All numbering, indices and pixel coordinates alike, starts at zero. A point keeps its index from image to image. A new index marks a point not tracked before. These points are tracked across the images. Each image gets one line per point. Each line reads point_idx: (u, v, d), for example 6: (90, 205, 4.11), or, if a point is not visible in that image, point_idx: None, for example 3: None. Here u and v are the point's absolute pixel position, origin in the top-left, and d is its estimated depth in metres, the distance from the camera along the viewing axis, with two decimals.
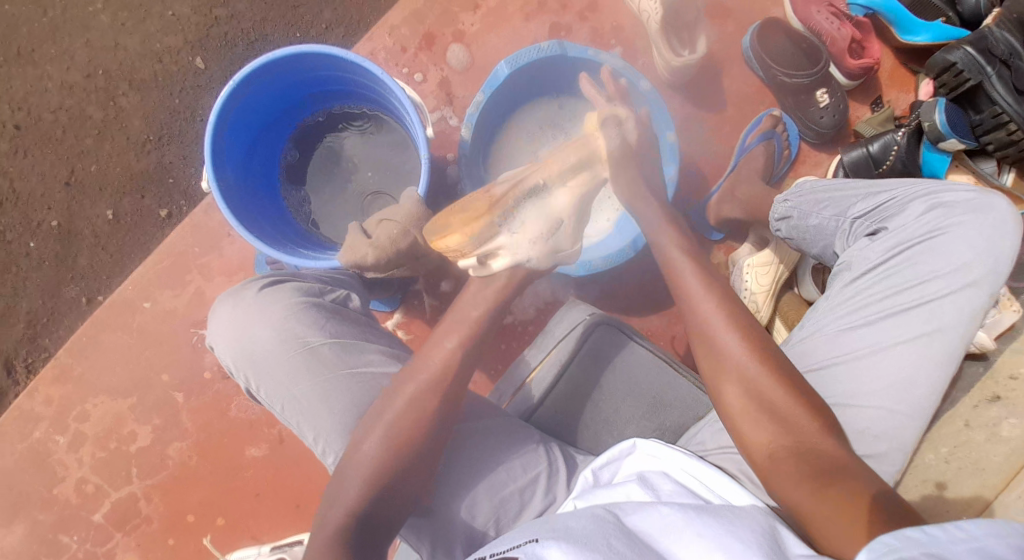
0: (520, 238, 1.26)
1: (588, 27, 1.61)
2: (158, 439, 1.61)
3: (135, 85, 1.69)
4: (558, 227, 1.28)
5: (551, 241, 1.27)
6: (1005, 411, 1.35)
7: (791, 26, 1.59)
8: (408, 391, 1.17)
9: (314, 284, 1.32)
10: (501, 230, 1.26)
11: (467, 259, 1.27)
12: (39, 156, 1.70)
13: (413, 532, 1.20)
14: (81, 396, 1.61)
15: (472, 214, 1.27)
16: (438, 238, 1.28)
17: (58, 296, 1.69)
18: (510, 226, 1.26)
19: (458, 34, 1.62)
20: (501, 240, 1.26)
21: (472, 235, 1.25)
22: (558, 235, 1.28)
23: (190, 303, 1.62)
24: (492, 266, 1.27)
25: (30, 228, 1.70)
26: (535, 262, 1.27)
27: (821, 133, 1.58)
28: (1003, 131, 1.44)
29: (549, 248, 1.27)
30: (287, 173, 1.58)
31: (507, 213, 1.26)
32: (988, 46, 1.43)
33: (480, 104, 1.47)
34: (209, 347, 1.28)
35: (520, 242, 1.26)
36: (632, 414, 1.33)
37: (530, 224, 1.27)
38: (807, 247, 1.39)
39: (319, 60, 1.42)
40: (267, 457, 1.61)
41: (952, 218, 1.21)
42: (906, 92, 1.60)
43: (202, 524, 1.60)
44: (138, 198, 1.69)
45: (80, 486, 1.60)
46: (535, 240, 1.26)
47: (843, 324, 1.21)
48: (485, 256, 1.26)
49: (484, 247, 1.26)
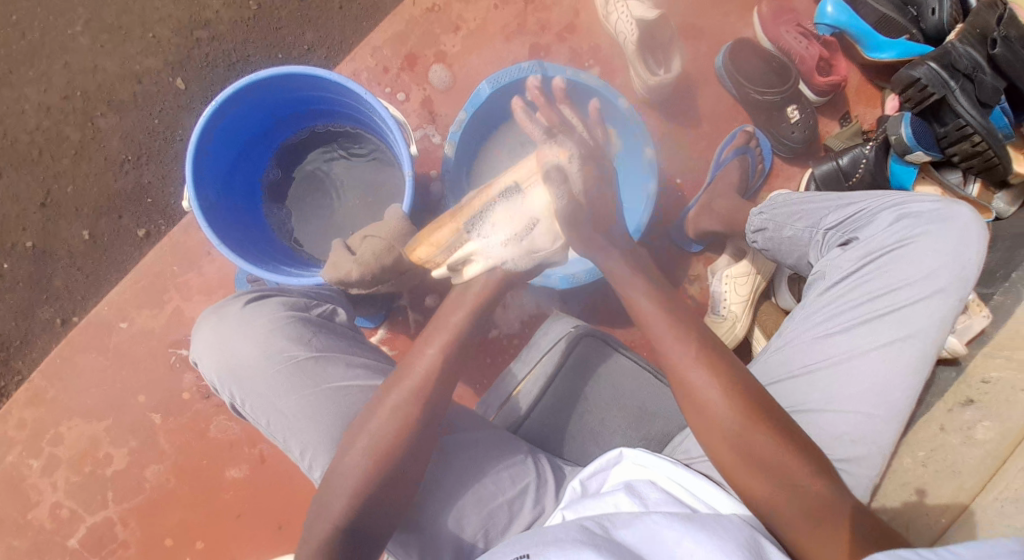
0: (491, 240, 1.23)
1: (566, 48, 1.66)
2: (134, 462, 1.56)
3: (114, 105, 1.69)
4: (532, 227, 1.23)
5: (525, 240, 1.22)
6: (979, 414, 1.37)
7: (761, 45, 1.66)
8: (399, 393, 1.15)
9: (299, 300, 1.30)
10: (471, 237, 1.24)
11: (441, 269, 1.27)
12: (16, 176, 1.69)
13: (401, 545, 1.17)
14: (55, 419, 1.57)
15: (440, 225, 1.27)
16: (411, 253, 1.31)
17: (32, 318, 1.67)
18: (480, 232, 1.24)
19: (440, 55, 1.65)
20: (472, 246, 1.23)
21: (441, 244, 1.26)
22: (533, 235, 1.23)
23: (169, 321, 1.59)
24: (466, 274, 1.24)
25: (5, 249, 1.68)
26: (513, 264, 1.22)
27: (793, 148, 1.64)
28: (967, 143, 1.50)
29: (524, 249, 1.22)
30: (269, 192, 1.59)
31: (473, 217, 1.25)
32: (951, 61, 1.48)
33: (463, 121, 1.49)
34: (194, 363, 1.25)
35: (493, 247, 1.23)
36: (619, 424, 1.30)
37: (502, 226, 1.23)
38: (782, 259, 1.42)
39: (306, 81, 1.43)
40: (248, 479, 1.57)
41: (919, 227, 1.24)
42: (872, 107, 1.68)
43: (180, 549, 1.55)
44: (117, 218, 1.68)
45: (53, 512, 1.55)
46: (510, 241, 1.22)
47: (819, 332, 1.23)
48: (459, 263, 1.24)
49: (457, 257, 1.24)
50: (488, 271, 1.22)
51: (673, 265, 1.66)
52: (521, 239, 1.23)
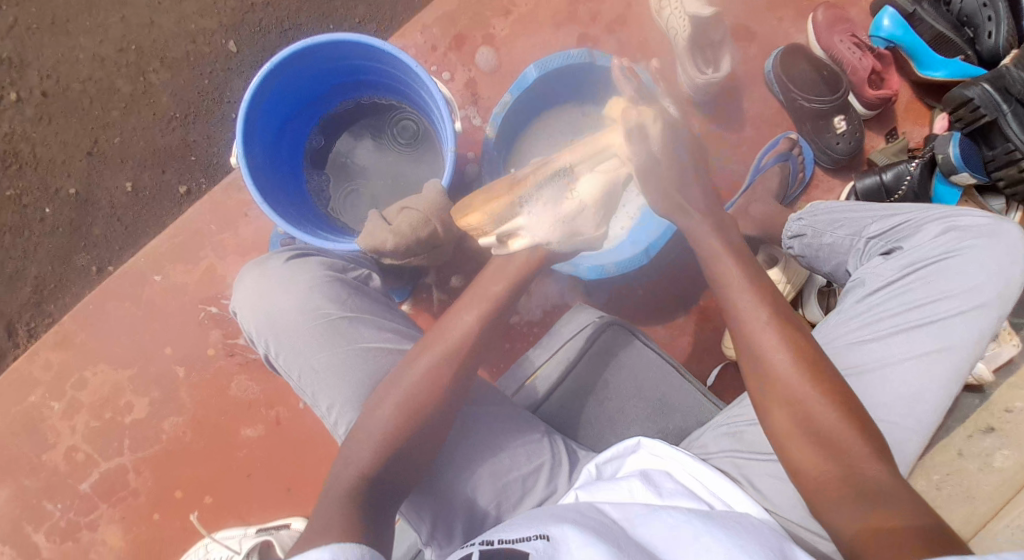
0: (538, 219, 1.22)
1: (616, 40, 1.66)
2: (154, 413, 1.59)
3: (166, 63, 1.72)
4: (580, 209, 1.23)
5: (572, 224, 1.22)
6: (998, 442, 1.38)
7: (813, 52, 1.64)
8: (425, 362, 1.15)
9: (338, 262, 1.33)
10: (521, 212, 1.23)
11: (488, 238, 1.26)
12: (64, 124, 1.72)
13: (414, 508, 1.16)
14: (81, 363, 1.60)
15: (493, 196, 1.27)
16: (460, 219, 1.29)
17: (68, 263, 1.71)
18: (529, 209, 1.23)
19: (488, 38, 1.66)
20: (520, 221, 1.22)
21: (495, 212, 1.25)
22: (579, 217, 1.23)
23: (200, 278, 1.62)
24: (511, 248, 1.23)
25: (47, 194, 1.72)
26: (558, 244, 1.22)
27: (836, 159, 1.62)
28: (1014, 168, 1.47)
29: (569, 231, 1.22)
30: (311, 158, 1.60)
31: (527, 193, 1.24)
32: (1005, 85, 1.46)
33: (507, 104, 1.50)
34: (233, 313, 1.28)
35: (540, 225, 1.22)
36: (637, 414, 1.31)
37: (546, 204, 1.23)
38: (818, 265, 1.41)
39: (356, 48, 1.44)
40: (262, 439, 1.59)
41: (966, 241, 1.22)
42: (921, 125, 1.65)
43: (190, 502, 1.58)
44: (159, 172, 1.71)
45: (70, 455, 1.58)
46: (554, 222, 1.22)
47: (852, 337, 1.22)
48: (506, 235, 1.24)
49: (504, 228, 1.24)
50: (532, 248, 1.22)
51: None
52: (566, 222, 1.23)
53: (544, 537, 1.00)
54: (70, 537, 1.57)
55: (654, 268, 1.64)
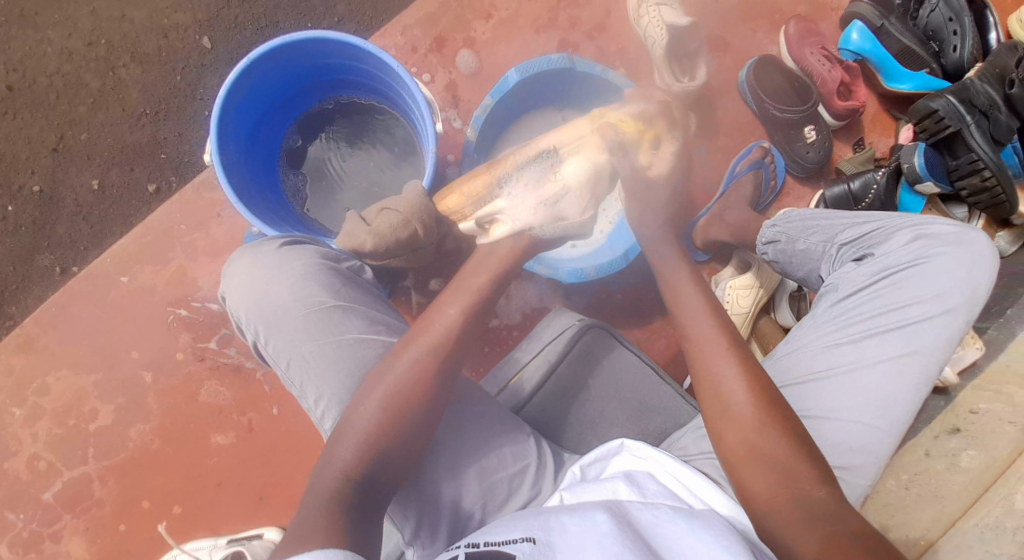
0: (519, 202, 1.32)
1: (594, 46, 1.68)
2: (120, 419, 1.56)
3: (137, 58, 1.68)
4: (563, 194, 1.32)
5: (554, 208, 1.31)
6: (964, 442, 1.40)
7: (785, 64, 1.68)
8: (417, 356, 1.14)
9: (334, 252, 1.31)
10: (501, 194, 1.33)
11: (468, 223, 1.35)
12: (28, 119, 1.67)
13: (399, 508, 1.14)
14: (44, 367, 1.57)
15: (472, 179, 1.37)
16: (441, 201, 1.40)
17: (31, 263, 1.65)
18: (509, 192, 1.33)
19: (469, 41, 1.67)
20: (500, 205, 1.32)
21: (474, 196, 1.36)
22: (564, 202, 1.32)
23: (170, 280, 1.59)
24: (492, 233, 1.32)
25: (9, 191, 1.66)
26: (540, 228, 1.30)
27: (806, 168, 1.66)
28: (977, 177, 1.53)
29: (551, 214, 1.31)
30: (287, 158, 1.59)
31: (508, 175, 1.34)
32: (969, 97, 1.52)
33: (488, 106, 1.51)
34: (219, 302, 1.26)
35: (520, 209, 1.31)
36: (617, 416, 1.31)
37: (527, 186, 1.33)
38: (791, 271, 1.44)
39: (336, 47, 1.43)
40: (233, 446, 1.56)
41: (935, 248, 1.26)
42: (887, 136, 1.70)
43: (157, 512, 1.54)
44: (128, 170, 1.67)
45: (32, 463, 1.54)
46: (536, 205, 1.31)
47: (828, 341, 1.25)
48: (485, 220, 1.33)
49: (484, 213, 1.33)
50: (513, 234, 1.30)
51: None
52: (549, 206, 1.32)
53: (531, 541, 0.99)
54: (32, 548, 1.52)
55: (630, 273, 1.66)
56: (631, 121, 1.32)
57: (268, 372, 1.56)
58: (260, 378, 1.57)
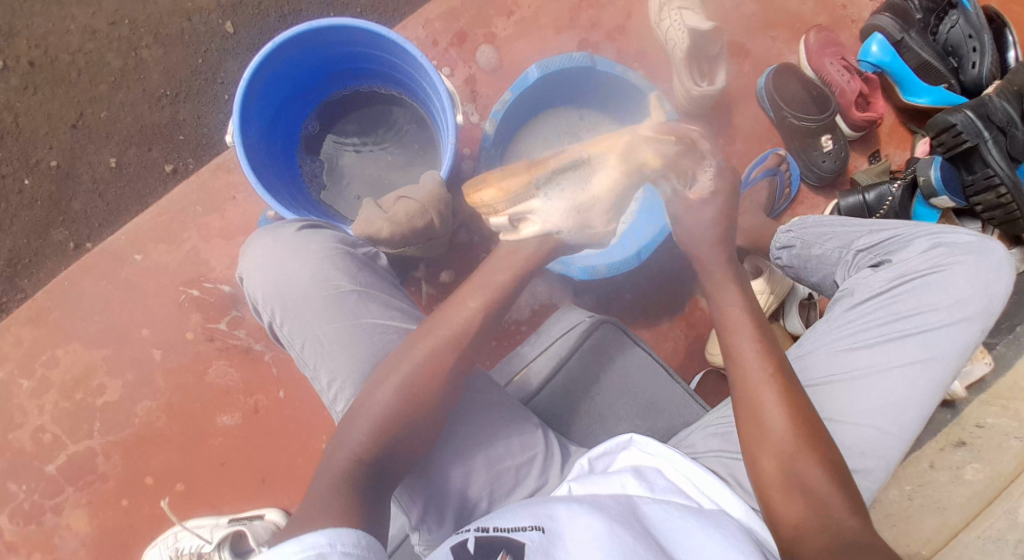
0: (552, 205, 1.24)
1: (614, 47, 1.69)
2: (127, 396, 1.56)
3: (159, 39, 1.68)
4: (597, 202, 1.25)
5: (582, 216, 1.24)
6: (969, 456, 1.40)
7: (805, 73, 1.69)
8: (430, 341, 1.15)
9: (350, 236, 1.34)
10: (538, 195, 1.24)
11: (499, 218, 1.26)
12: (49, 95, 1.68)
13: (406, 492, 1.15)
14: (54, 341, 1.58)
15: (510, 174, 1.28)
16: (473, 194, 1.32)
17: (45, 237, 1.66)
18: (548, 193, 1.24)
19: (490, 36, 1.68)
20: (535, 204, 1.24)
21: (507, 193, 1.26)
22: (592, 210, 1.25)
23: (183, 259, 1.59)
24: (519, 232, 1.25)
25: (26, 165, 1.67)
26: (566, 234, 1.24)
27: (821, 176, 1.67)
28: (992, 193, 1.54)
29: (580, 221, 1.24)
30: (305, 143, 1.60)
31: (547, 176, 1.25)
32: (987, 112, 1.53)
33: (507, 101, 1.52)
34: (239, 279, 1.27)
35: (552, 212, 1.24)
36: (626, 412, 1.32)
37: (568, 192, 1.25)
38: (805, 277, 1.44)
39: (360, 36, 1.44)
40: (238, 428, 1.56)
41: (953, 257, 1.26)
42: (902, 150, 1.71)
43: (161, 490, 1.55)
44: (145, 149, 1.67)
45: (37, 435, 1.55)
46: (567, 211, 1.24)
47: (841, 345, 1.25)
48: (517, 218, 1.25)
49: (517, 209, 1.25)
50: (540, 237, 1.24)
51: None
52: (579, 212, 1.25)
53: (539, 529, 0.99)
54: (33, 520, 1.53)
55: (641, 274, 1.66)
56: (658, 160, 1.26)
57: (277, 355, 1.57)
58: (269, 362, 1.57)
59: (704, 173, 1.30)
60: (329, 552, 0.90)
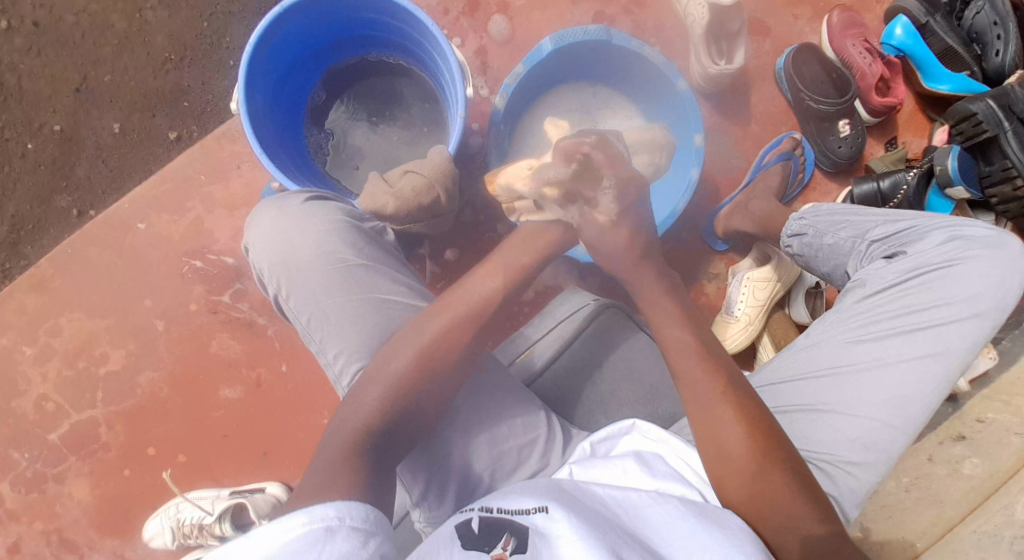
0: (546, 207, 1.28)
1: (630, 21, 1.65)
2: (130, 365, 1.57)
3: (164, 1, 1.65)
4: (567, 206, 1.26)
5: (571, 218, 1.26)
6: (968, 449, 1.40)
7: (824, 52, 1.64)
8: (435, 325, 1.14)
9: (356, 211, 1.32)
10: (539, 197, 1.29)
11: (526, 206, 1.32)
12: (51, 57, 1.65)
13: (410, 470, 1.16)
14: (57, 308, 1.58)
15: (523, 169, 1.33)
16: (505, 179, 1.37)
17: (48, 204, 1.66)
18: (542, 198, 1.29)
19: (503, 6, 1.64)
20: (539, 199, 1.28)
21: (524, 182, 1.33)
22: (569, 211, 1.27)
23: (187, 229, 1.58)
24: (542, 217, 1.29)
25: (29, 129, 1.65)
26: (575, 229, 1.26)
27: (836, 163, 1.64)
28: (1009, 185, 1.51)
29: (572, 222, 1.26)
30: (311, 114, 1.58)
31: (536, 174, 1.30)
32: (1008, 102, 1.50)
33: (519, 75, 1.48)
34: (245, 251, 1.26)
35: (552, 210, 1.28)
36: (628, 397, 1.30)
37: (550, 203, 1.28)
38: (816, 265, 1.42)
39: (371, 3, 1.40)
40: (240, 400, 1.57)
41: (969, 251, 1.24)
42: (919, 137, 1.67)
43: (164, 459, 1.56)
44: (149, 116, 1.65)
45: (41, 402, 1.56)
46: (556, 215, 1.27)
47: (850, 336, 1.24)
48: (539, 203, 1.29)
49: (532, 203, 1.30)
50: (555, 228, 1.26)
51: (696, 258, 1.67)
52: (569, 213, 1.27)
53: (543, 513, 0.99)
54: (36, 486, 1.55)
55: None
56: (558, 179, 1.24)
57: (281, 329, 1.57)
58: (271, 336, 1.57)
59: (605, 195, 1.24)
60: (337, 526, 0.91)
